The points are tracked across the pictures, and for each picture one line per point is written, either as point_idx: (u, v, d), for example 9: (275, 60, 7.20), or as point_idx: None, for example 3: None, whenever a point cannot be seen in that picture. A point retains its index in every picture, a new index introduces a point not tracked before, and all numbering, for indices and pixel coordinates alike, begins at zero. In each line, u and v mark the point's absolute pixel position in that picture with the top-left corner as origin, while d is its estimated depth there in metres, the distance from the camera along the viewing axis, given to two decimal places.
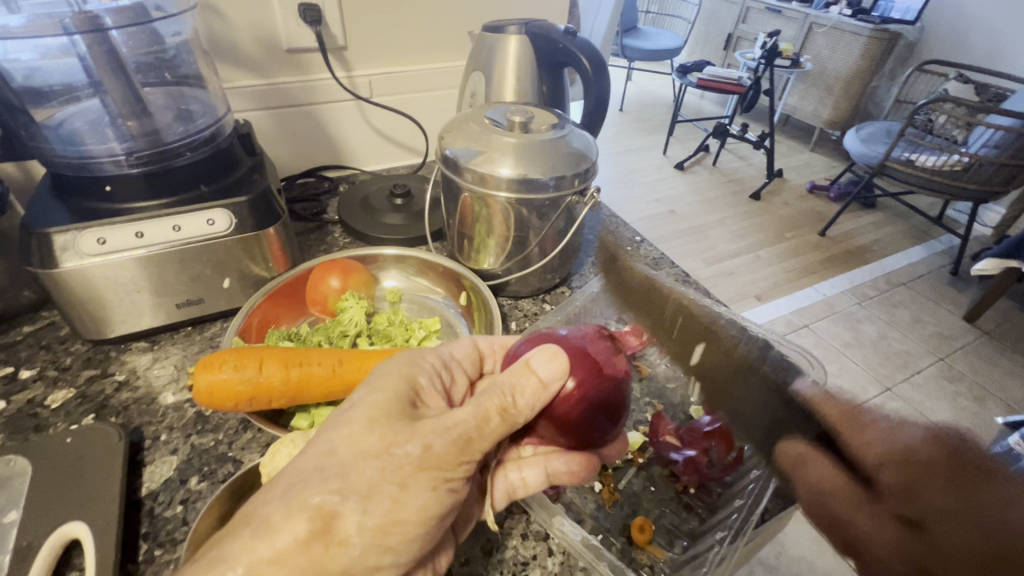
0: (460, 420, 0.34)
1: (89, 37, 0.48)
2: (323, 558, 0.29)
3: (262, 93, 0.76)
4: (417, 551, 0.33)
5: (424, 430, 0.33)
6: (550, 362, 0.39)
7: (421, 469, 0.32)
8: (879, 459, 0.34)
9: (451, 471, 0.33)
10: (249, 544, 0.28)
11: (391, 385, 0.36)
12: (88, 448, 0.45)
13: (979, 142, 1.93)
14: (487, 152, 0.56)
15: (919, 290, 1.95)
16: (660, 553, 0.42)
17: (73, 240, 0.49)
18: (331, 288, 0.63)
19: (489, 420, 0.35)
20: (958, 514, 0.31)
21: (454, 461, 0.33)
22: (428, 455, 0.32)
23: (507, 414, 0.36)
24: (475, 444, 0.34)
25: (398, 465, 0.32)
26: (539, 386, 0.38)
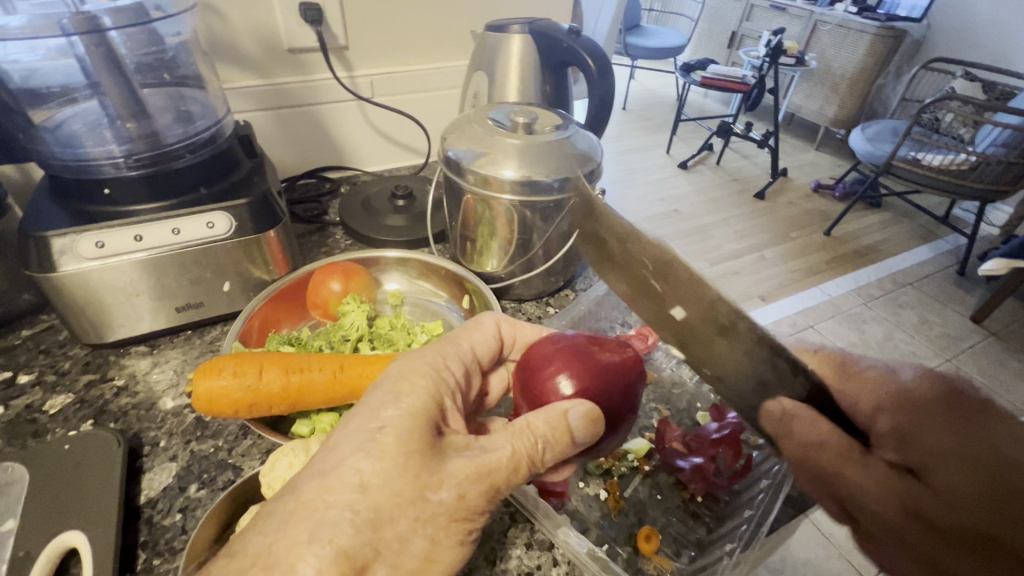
0: (495, 469, 0.33)
1: (88, 38, 0.48)
2: None
3: (263, 93, 0.76)
4: None
5: (460, 477, 0.32)
6: (586, 417, 0.37)
7: (450, 519, 0.31)
8: (879, 406, 0.37)
9: (477, 517, 0.33)
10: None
11: (416, 401, 0.34)
12: (86, 456, 0.44)
13: (986, 141, 1.91)
14: (491, 154, 0.56)
15: (926, 291, 1.93)
16: (666, 563, 0.42)
17: (72, 243, 0.49)
18: (332, 291, 0.63)
19: (521, 469, 0.34)
20: (952, 455, 0.32)
21: (481, 509, 0.33)
22: (461, 504, 0.32)
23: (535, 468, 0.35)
24: (503, 489, 0.34)
25: (434, 514, 0.31)
26: (571, 443, 0.37)
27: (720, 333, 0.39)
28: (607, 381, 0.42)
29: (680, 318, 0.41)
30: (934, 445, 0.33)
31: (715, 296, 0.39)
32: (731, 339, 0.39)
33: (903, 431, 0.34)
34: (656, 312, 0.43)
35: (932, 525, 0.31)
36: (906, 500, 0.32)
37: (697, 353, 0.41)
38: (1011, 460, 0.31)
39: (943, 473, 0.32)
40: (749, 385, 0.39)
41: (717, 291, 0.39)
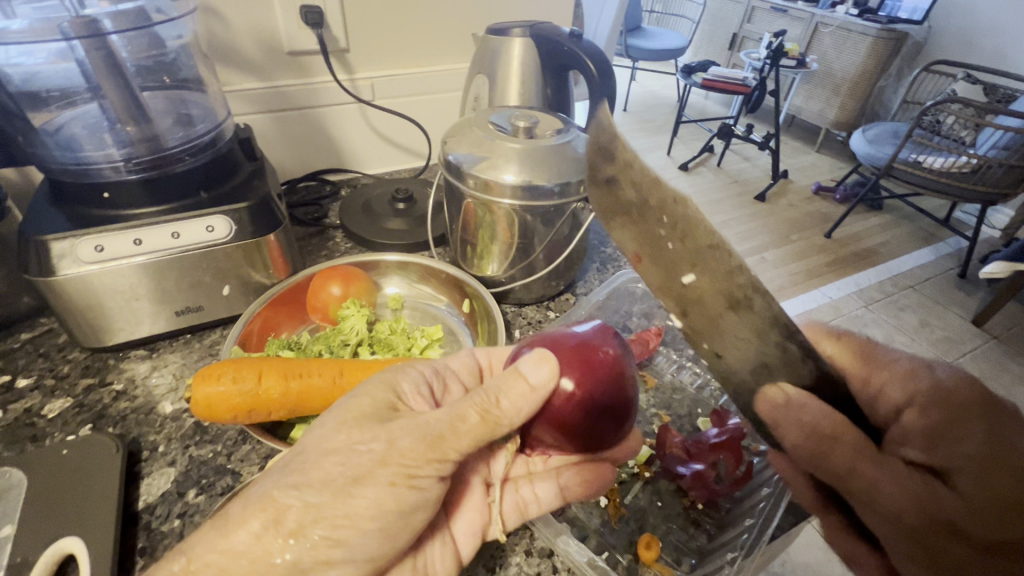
0: (432, 419, 0.35)
1: (88, 41, 0.47)
2: (271, 551, 0.30)
3: (264, 96, 0.76)
4: (377, 543, 0.34)
5: (395, 427, 0.34)
6: (537, 364, 0.39)
7: (380, 465, 0.32)
8: (907, 401, 0.33)
9: (419, 469, 0.33)
10: (210, 542, 0.30)
11: (373, 392, 0.37)
12: (84, 461, 0.44)
13: (987, 143, 1.90)
14: (491, 158, 0.55)
15: (927, 294, 1.92)
16: (667, 571, 0.41)
17: (71, 247, 0.49)
18: (332, 296, 0.62)
19: (466, 418, 0.35)
20: (985, 459, 0.28)
21: (422, 459, 0.33)
22: (391, 450, 0.33)
23: (488, 418, 0.35)
24: (449, 441, 0.34)
25: (361, 461, 0.32)
26: (527, 390, 0.37)
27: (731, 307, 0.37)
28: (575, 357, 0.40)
29: (689, 284, 0.38)
30: (968, 450, 0.29)
31: (734, 267, 0.35)
32: (742, 314, 0.37)
33: (934, 432, 0.30)
34: (666, 276, 0.39)
35: (943, 526, 0.28)
36: (931, 509, 0.28)
37: (698, 322, 0.40)
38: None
39: (972, 481, 0.28)
40: (749, 367, 0.38)
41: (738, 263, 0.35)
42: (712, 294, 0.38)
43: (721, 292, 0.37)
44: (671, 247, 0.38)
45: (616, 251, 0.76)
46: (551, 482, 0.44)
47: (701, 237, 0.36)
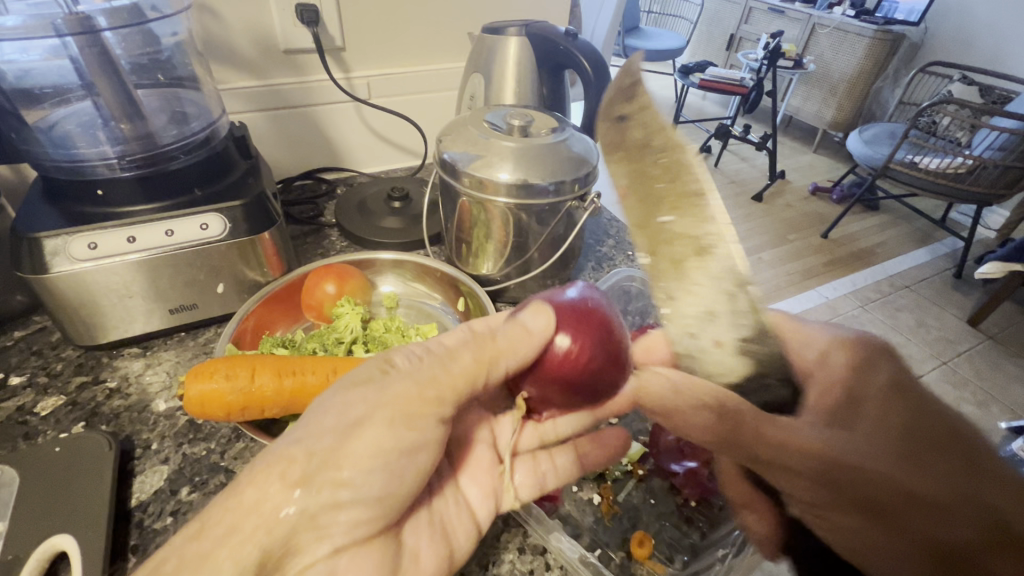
0: (423, 363, 0.37)
1: (81, 38, 0.47)
2: (282, 501, 0.30)
3: (259, 94, 0.75)
4: (383, 484, 0.34)
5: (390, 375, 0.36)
6: (535, 314, 0.40)
7: (377, 407, 0.34)
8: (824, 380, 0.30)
9: (416, 410, 0.35)
10: (222, 503, 0.30)
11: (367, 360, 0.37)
12: (77, 459, 0.44)
13: (983, 144, 1.91)
14: (486, 157, 0.55)
15: (923, 294, 1.93)
16: (659, 568, 0.41)
17: (64, 245, 0.49)
18: (327, 294, 0.62)
19: (455, 358, 0.37)
20: (907, 435, 0.24)
21: (417, 400, 0.35)
22: (386, 394, 0.34)
23: (483, 362, 0.37)
24: (443, 382, 0.36)
25: (360, 408, 0.34)
26: (525, 335, 0.39)
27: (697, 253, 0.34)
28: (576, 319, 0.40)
29: (665, 225, 0.35)
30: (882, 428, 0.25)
31: (710, 216, 0.34)
32: (706, 260, 0.34)
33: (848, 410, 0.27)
34: (643, 215, 0.36)
35: (865, 507, 0.23)
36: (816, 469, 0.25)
37: (665, 269, 0.35)
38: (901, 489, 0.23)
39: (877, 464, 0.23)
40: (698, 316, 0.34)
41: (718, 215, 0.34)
42: (682, 242, 0.35)
43: (691, 239, 0.34)
44: (659, 185, 0.35)
45: (612, 250, 0.76)
46: (568, 448, 0.47)
47: (690, 180, 0.34)
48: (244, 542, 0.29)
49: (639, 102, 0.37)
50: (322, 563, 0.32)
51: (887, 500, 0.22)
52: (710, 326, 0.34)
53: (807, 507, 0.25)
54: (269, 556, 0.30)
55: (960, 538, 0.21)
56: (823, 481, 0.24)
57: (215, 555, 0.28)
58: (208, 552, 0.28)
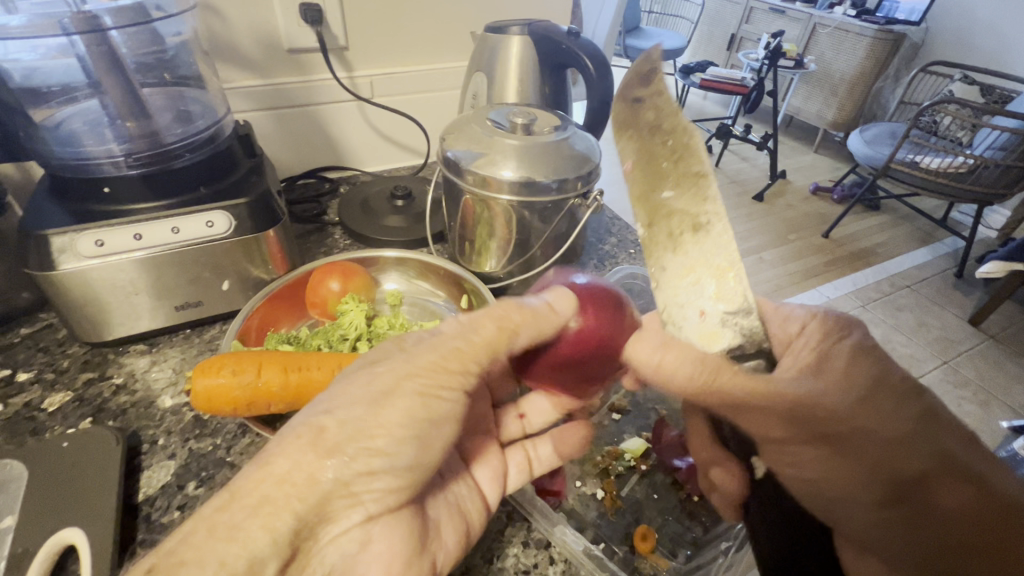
0: (448, 335, 0.37)
1: (88, 37, 0.48)
2: (315, 468, 0.30)
3: (263, 93, 0.76)
4: (416, 453, 0.34)
5: (412, 349, 0.36)
6: (562, 300, 0.41)
7: (402, 378, 0.34)
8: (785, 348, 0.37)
9: (443, 381, 0.35)
10: (249, 475, 0.29)
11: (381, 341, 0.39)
12: (85, 453, 0.45)
13: (984, 144, 1.91)
14: (489, 155, 0.56)
15: (924, 294, 1.93)
16: (663, 562, 0.42)
17: (72, 242, 0.49)
18: (331, 291, 0.63)
19: (482, 328, 0.37)
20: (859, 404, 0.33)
21: (443, 371, 0.35)
22: (410, 367, 0.35)
23: (503, 337, 0.38)
24: (466, 353, 0.36)
25: (387, 378, 0.34)
26: (547, 314, 0.39)
27: (693, 230, 0.35)
28: (599, 314, 0.41)
29: (665, 201, 0.35)
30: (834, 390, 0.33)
31: (715, 195, 0.34)
32: (703, 236, 0.35)
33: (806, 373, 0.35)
34: (644, 188, 0.36)
35: (824, 439, 0.31)
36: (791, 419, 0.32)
37: (660, 240, 0.36)
38: (872, 436, 0.32)
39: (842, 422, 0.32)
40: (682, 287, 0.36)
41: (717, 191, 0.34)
42: (681, 216, 0.35)
43: (689, 215, 0.35)
44: (664, 164, 0.36)
45: (614, 248, 0.76)
46: (549, 439, 0.48)
47: (693, 161, 0.35)
48: (278, 512, 0.28)
49: (656, 86, 0.38)
50: (356, 530, 0.32)
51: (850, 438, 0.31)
52: (698, 294, 0.36)
53: (804, 454, 0.32)
54: (303, 526, 0.29)
55: (905, 462, 0.31)
56: (821, 433, 0.32)
57: (246, 526, 0.27)
58: (239, 523, 0.27)
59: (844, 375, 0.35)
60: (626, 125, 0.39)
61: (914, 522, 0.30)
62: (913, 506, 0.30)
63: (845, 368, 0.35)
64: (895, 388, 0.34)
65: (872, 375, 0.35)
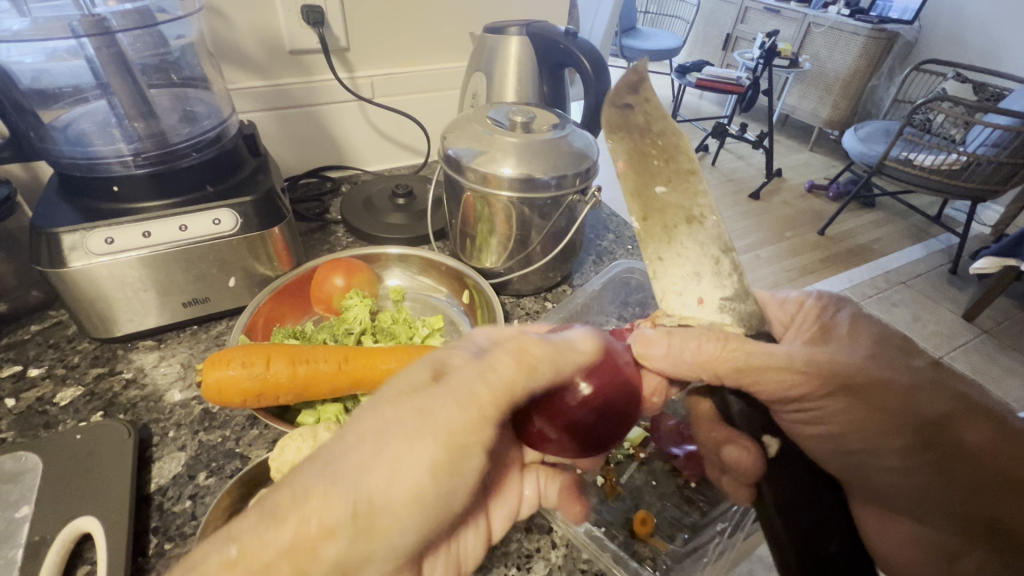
0: (459, 372, 0.29)
1: (98, 39, 0.49)
2: (305, 553, 0.24)
3: (266, 94, 0.77)
4: (423, 529, 0.28)
5: (427, 397, 0.28)
6: (583, 339, 0.36)
7: (410, 438, 0.26)
8: (786, 324, 0.41)
9: (463, 439, 0.28)
10: (229, 551, 0.23)
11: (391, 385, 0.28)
12: (98, 444, 0.46)
13: (977, 141, 1.93)
14: (490, 152, 0.57)
15: (918, 290, 1.95)
16: (661, 545, 0.43)
17: (82, 240, 0.50)
18: (335, 287, 0.64)
19: (497, 365, 0.30)
20: (882, 376, 0.36)
21: (462, 427, 0.28)
22: (427, 420, 0.27)
23: (517, 381, 0.31)
24: (484, 397, 0.29)
25: (388, 443, 0.26)
26: (575, 352, 0.34)
27: (686, 221, 0.42)
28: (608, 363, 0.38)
29: (660, 194, 0.43)
30: (850, 361, 0.36)
31: (698, 191, 0.43)
32: (695, 227, 0.42)
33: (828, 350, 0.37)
34: (641, 184, 0.43)
35: (847, 393, 0.36)
36: (812, 381, 0.36)
37: (656, 231, 0.42)
38: (895, 394, 0.36)
39: (872, 390, 0.36)
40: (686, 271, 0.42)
41: (702, 188, 0.43)
42: (674, 210, 0.42)
43: (682, 207, 0.42)
44: (655, 162, 0.43)
45: (612, 244, 0.77)
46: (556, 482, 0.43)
47: (683, 160, 0.43)
48: None
49: (642, 97, 0.45)
50: None
51: (873, 398, 0.36)
52: (693, 279, 0.41)
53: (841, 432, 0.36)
54: None
55: (928, 410, 0.35)
56: (850, 406, 0.36)
57: None
58: None
59: (850, 349, 0.37)
60: (617, 127, 0.44)
61: (944, 465, 0.35)
62: (943, 449, 0.35)
63: (850, 334, 0.38)
64: (898, 344, 0.38)
65: (875, 336, 0.38)
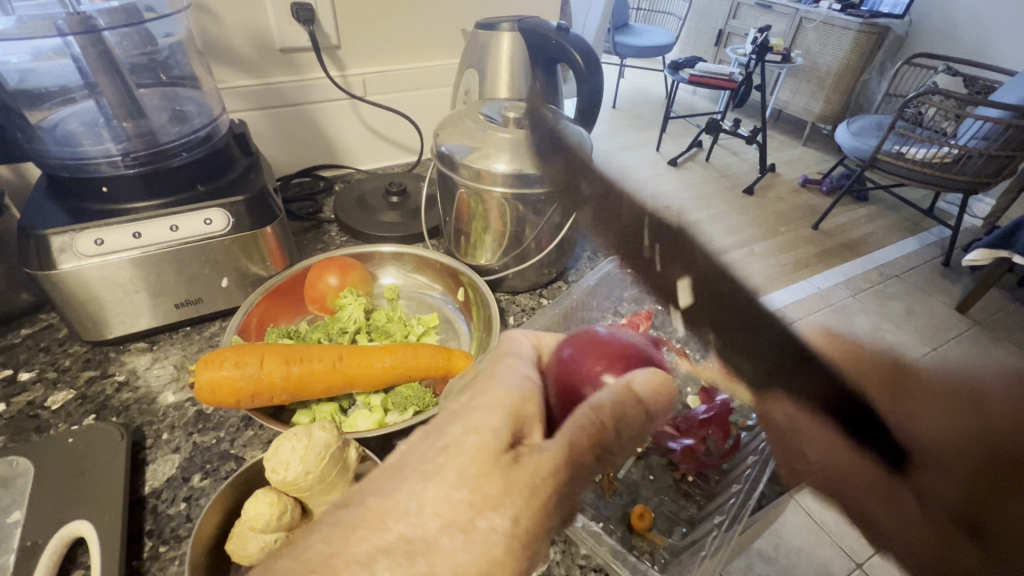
0: (548, 461, 0.29)
1: (83, 38, 0.48)
2: None
3: (257, 93, 0.77)
4: None
5: (517, 484, 0.28)
6: (652, 384, 0.33)
7: (493, 534, 0.27)
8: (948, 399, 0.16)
9: (534, 543, 0.29)
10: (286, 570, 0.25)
11: (474, 442, 0.29)
12: (90, 448, 0.45)
13: (968, 134, 1.94)
14: (482, 148, 0.57)
15: (913, 282, 1.96)
16: (659, 539, 0.43)
17: (71, 241, 0.50)
18: (329, 286, 0.63)
19: (584, 453, 0.30)
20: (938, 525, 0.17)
21: (539, 531, 0.29)
22: (516, 526, 0.28)
23: (609, 452, 0.31)
24: (566, 492, 0.29)
25: (456, 533, 0.27)
26: (645, 414, 0.32)
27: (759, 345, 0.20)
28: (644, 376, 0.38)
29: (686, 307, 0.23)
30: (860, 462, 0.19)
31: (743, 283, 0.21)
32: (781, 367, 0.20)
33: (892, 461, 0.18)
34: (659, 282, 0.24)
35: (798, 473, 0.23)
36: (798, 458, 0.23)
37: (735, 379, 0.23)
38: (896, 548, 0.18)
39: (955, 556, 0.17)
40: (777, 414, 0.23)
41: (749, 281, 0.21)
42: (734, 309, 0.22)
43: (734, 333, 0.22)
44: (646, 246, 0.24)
45: None
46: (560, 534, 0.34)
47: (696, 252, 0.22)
48: None
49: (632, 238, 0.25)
50: None
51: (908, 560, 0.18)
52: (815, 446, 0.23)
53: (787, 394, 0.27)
54: None
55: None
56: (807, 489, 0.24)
57: None
58: None
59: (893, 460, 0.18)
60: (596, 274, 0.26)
61: None
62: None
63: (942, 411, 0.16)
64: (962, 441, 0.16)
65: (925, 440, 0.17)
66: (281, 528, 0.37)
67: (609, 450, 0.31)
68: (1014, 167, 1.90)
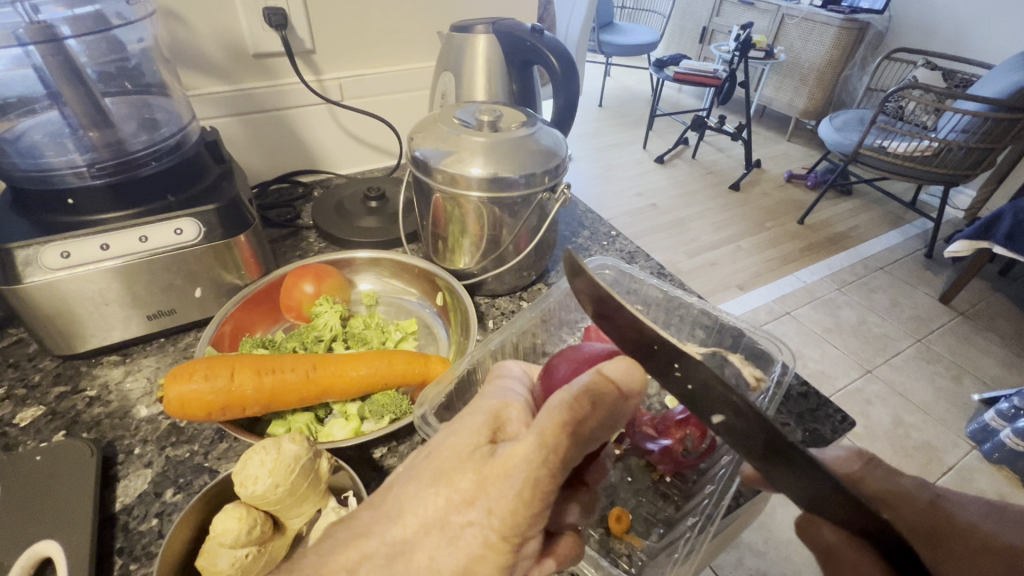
0: (518, 453, 0.27)
1: (44, 46, 0.48)
2: None
3: (230, 99, 0.76)
4: None
5: (486, 483, 0.28)
6: (621, 368, 0.31)
7: (470, 528, 0.28)
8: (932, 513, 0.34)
9: (519, 531, 0.28)
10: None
11: (448, 444, 0.30)
12: (59, 465, 0.44)
13: (947, 127, 1.97)
14: (457, 152, 0.57)
15: (896, 274, 1.98)
16: (637, 541, 0.43)
17: (36, 254, 0.48)
18: (305, 293, 0.63)
19: (558, 442, 0.27)
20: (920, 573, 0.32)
21: (524, 522, 0.28)
22: (493, 519, 0.27)
23: (588, 438, 0.29)
24: (542, 480, 0.27)
25: (431, 531, 0.28)
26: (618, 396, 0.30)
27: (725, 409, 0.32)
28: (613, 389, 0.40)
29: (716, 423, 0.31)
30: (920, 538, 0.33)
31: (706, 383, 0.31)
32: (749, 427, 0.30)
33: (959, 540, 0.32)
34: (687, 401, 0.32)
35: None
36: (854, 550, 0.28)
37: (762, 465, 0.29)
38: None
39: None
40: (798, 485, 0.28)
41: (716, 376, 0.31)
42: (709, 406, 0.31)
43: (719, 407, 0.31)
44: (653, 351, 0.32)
45: (587, 241, 0.77)
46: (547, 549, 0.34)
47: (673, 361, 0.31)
48: None
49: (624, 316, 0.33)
50: None
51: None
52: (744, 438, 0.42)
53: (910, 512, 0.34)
54: None
55: None
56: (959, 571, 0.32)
57: None
58: None
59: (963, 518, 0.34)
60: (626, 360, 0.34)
61: None
62: None
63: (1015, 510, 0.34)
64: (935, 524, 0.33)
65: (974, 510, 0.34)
66: (251, 543, 0.36)
67: (588, 431, 0.29)
68: (993, 159, 1.93)
